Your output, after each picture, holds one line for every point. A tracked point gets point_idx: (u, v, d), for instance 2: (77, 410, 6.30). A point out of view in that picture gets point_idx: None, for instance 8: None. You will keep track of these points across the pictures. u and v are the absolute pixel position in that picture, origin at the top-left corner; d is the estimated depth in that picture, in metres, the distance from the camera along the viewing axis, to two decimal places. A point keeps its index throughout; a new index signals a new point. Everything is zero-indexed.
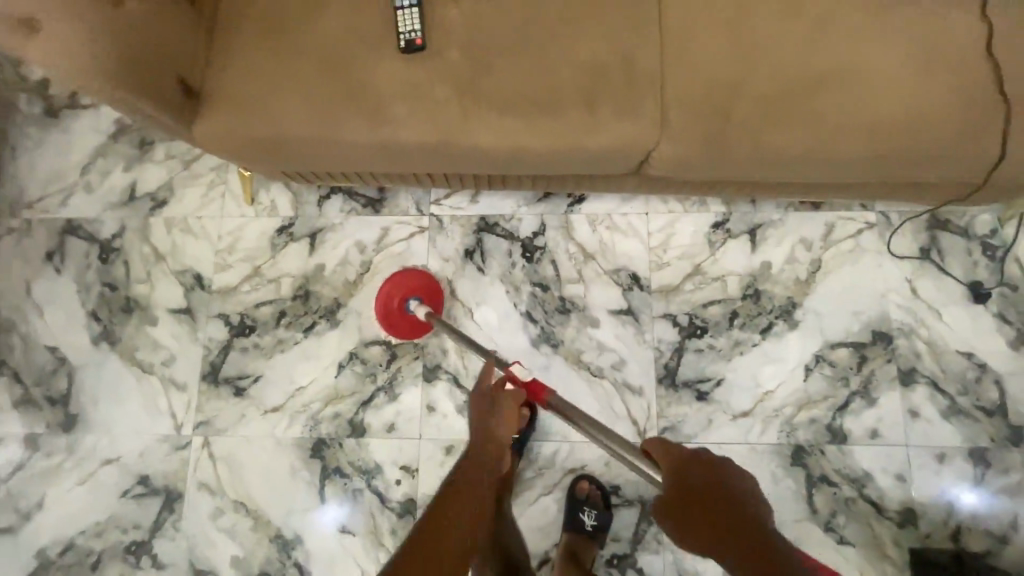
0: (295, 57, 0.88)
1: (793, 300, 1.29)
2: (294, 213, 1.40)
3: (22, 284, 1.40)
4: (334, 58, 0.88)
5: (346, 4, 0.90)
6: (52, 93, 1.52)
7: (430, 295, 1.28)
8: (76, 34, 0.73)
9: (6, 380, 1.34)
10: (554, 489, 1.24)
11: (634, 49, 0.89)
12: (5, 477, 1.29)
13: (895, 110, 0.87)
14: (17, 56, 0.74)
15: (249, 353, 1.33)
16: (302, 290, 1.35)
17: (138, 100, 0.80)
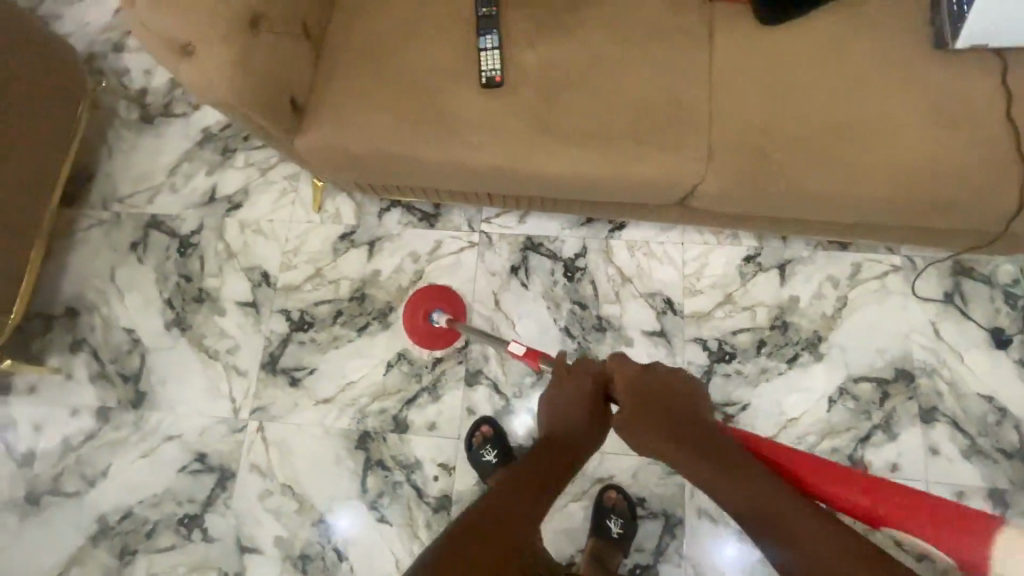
0: (388, 85, 1.01)
1: (819, 333, 1.36)
2: (355, 222, 1.53)
3: (108, 270, 1.54)
4: (421, 88, 1.01)
5: (436, 43, 1.03)
6: (150, 102, 1.70)
7: (449, 301, 1.40)
8: (222, 58, 0.86)
9: (86, 356, 1.47)
10: (583, 497, 1.30)
11: (689, 94, 0.99)
12: (76, 445, 1.41)
13: (916, 153, 0.97)
14: (169, 73, 0.87)
15: (307, 347, 1.44)
16: (357, 293, 1.47)
17: (258, 115, 0.93)
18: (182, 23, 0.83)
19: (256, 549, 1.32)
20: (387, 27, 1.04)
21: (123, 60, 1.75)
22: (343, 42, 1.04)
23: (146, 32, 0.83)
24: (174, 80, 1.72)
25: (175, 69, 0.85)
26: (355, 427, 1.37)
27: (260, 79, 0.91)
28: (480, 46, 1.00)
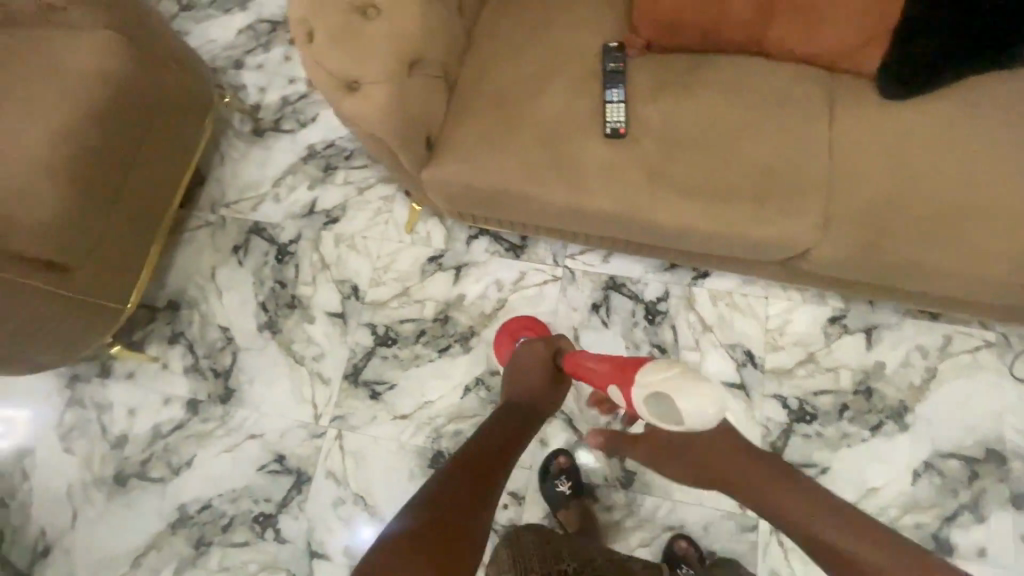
0: (515, 128, 1.08)
1: (905, 403, 1.34)
2: (445, 247, 1.60)
3: (209, 269, 1.64)
4: (547, 133, 1.07)
5: (562, 92, 1.09)
6: (261, 116, 1.82)
7: (534, 328, 1.44)
8: (382, 97, 0.92)
9: (183, 349, 1.56)
10: (652, 544, 1.31)
11: (806, 160, 1.02)
12: (166, 433, 1.48)
13: (995, 203, 0.99)
14: (331, 106, 0.95)
15: (388, 363, 1.50)
16: (441, 315, 1.52)
17: (399, 149, 1.00)
18: (354, 65, 0.91)
19: (324, 555, 1.36)
20: (518, 75, 1.11)
21: (241, 77, 1.89)
22: (476, 86, 1.11)
23: (317, 68, 0.92)
24: (285, 98, 1.84)
25: (338, 101, 0.93)
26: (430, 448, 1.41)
27: (410, 110, 0.97)
28: (607, 98, 1.05)
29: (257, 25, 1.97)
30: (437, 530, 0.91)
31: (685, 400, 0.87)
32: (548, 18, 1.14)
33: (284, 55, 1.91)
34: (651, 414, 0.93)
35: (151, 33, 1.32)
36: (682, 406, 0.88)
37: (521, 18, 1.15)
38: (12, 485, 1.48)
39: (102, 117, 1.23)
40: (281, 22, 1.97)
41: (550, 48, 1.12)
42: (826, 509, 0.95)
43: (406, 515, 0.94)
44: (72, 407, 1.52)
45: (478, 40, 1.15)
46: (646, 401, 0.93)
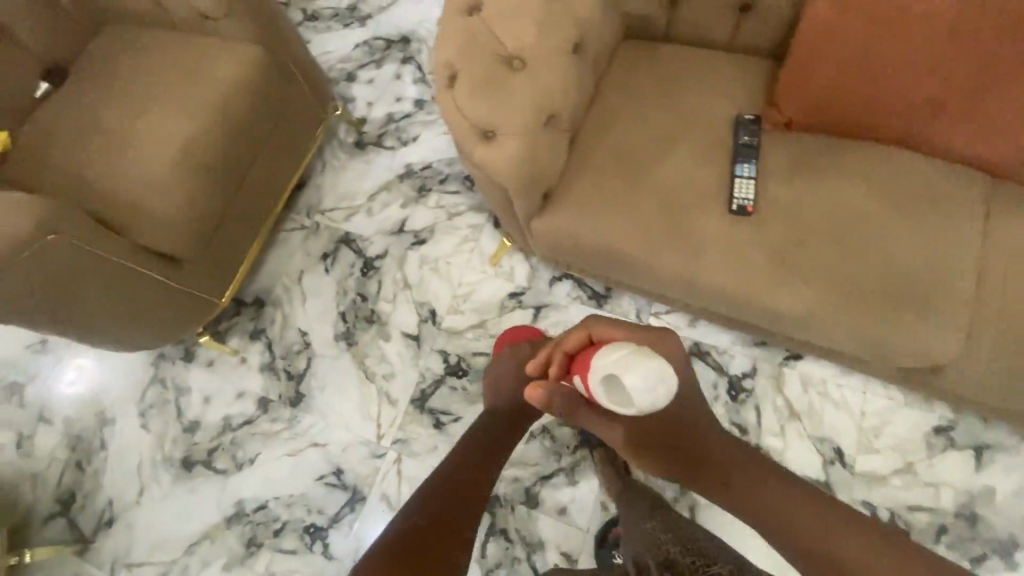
0: (635, 191, 1.05)
1: (1014, 538, 1.21)
2: (527, 285, 1.58)
3: (297, 272, 1.69)
4: (668, 201, 1.03)
5: (689, 159, 1.05)
6: (365, 130, 1.88)
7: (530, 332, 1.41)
8: (515, 148, 0.92)
9: (262, 346, 1.61)
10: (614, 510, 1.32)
11: (953, 268, 0.94)
12: (235, 426, 1.53)
13: None
14: (462, 152, 0.95)
15: (453, 394, 1.49)
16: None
17: (520, 199, 0.99)
18: (493, 115, 0.90)
19: None
20: (646, 136, 1.08)
21: (352, 89, 1.96)
22: (599, 141, 1.09)
23: (451, 111, 0.93)
24: (390, 115, 1.89)
25: (467, 147, 0.93)
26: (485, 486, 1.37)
27: (536, 162, 0.95)
28: (736, 172, 1.01)
29: (373, 41, 2.04)
30: (429, 536, 0.92)
31: (640, 380, 0.75)
32: (683, 82, 1.11)
33: (394, 73, 1.97)
34: (610, 400, 0.81)
35: (286, 45, 1.38)
36: (636, 385, 0.76)
37: (654, 77, 1.13)
38: (91, 450, 1.56)
39: (231, 122, 1.28)
40: (395, 40, 2.03)
41: (681, 112, 1.09)
42: (812, 508, 0.84)
43: (398, 519, 0.95)
44: (153, 385, 1.60)
45: (607, 94, 1.13)
46: (598, 385, 0.82)
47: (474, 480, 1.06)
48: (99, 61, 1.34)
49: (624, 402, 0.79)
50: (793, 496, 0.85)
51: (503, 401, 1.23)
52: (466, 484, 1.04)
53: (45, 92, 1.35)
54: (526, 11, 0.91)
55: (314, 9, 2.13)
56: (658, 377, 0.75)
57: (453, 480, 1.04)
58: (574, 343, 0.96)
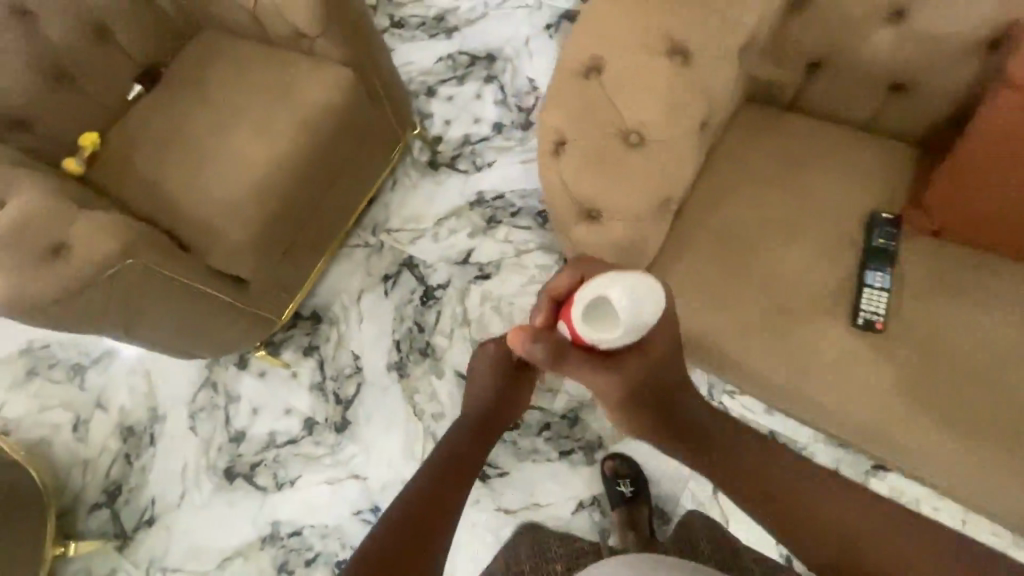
0: (744, 285, 0.93)
1: None
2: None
3: (357, 291, 1.66)
4: (781, 302, 0.92)
5: (811, 255, 0.93)
6: (440, 150, 1.82)
7: None
8: (623, 235, 0.83)
9: (313, 364, 1.58)
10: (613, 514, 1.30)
11: None
12: (279, 443, 1.51)
13: None
14: (562, 228, 0.87)
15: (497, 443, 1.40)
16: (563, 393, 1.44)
17: None
18: (604, 196, 0.82)
19: None
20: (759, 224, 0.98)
21: (430, 104, 1.90)
22: (707, 218, 0.98)
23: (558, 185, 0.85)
24: (467, 137, 1.83)
25: (571, 226, 0.86)
26: (514, 535, 1.32)
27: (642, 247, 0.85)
28: (867, 280, 0.89)
29: (458, 56, 1.98)
30: (408, 541, 0.87)
31: (626, 299, 0.72)
32: (812, 164, 0.99)
33: (475, 92, 1.91)
34: (602, 329, 0.76)
35: (376, 66, 1.33)
36: (622, 305, 0.72)
37: (779, 153, 1.00)
38: (140, 444, 1.58)
39: (316, 147, 1.24)
40: (481, 57, 1.96)
41: (806, 199, 0.97)
42: (785, 471, 0.85)
43: (380, 525, 0.90)
44: (206, 388, 1.60)
45: (724, 166, 1.01)
46: (589, 311, 0.76)
47: (453, 475, 1.00)
48: (193, 68, 1.32)
49: (612, 324, 0.76)
50: (764, 456, 0.87)
51: (483, 395, 1.15)
52: (448, 479, 0.99)
53: (138, 95, 1.33)
54: (659, 87, 0.82)
55: (400, 15, 2.09)
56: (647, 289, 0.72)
57: (434, 478, 0.99)
58: (564, 285, 0.82)
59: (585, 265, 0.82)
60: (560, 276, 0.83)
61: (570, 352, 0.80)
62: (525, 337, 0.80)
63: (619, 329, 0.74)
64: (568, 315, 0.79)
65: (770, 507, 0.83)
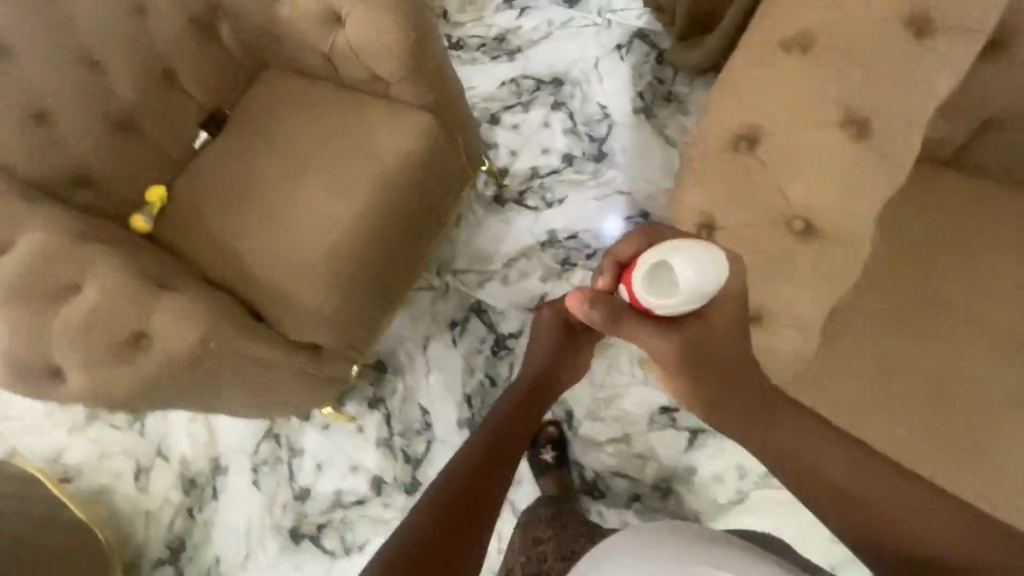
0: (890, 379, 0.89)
1: None
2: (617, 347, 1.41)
3: (422, 338, 1.56)
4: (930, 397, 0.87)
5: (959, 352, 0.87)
6: (507, 183, 1.71)
7: None
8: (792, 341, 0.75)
9: (379, 418, 1.50)
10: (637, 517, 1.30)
11: None
12: (346, 504, 1.44)
13: None
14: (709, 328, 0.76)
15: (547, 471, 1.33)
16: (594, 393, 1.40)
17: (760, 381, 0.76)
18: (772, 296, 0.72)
19: None
20: (916, 313, 0.89)
21: (494, 134, 1.81)
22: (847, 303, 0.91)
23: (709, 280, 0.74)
24: (535, 170, 1.72)
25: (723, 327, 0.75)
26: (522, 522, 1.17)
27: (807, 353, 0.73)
28: None
29: (521, 80, 1.87)
30: (457, 523, 0.74)
31: (690, 267, 0.66)
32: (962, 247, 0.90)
33: (542, 120, 1.79)
34: (665, 297, 0.68)
35: (456, 112, 1.24)
36: (687, 273, 0.66)
37: (930, 232, 0.91)
38: (201, 498, 1.52)
39: (395, 205, 1.17)
40: (547, 81, 1.85)
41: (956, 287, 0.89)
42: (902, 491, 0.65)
43: (424, 499, 0.77)
44: (268, 439, 1.53)
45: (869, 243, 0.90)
46: (650, 275, 0.69)
47: (497, 453, 0.87)
48: (261, 113, 1.23)
49: (671, 293, 0.68)
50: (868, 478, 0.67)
51: (536, 361, 1.03)
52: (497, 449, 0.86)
53: (204, 142, 1.25)
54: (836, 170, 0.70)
55: (459, 37, 1.99)
56: (714, 260, 0.66)
57: (478, 452, 0.86)
58: (628, 251, 0.75)
59: (653, 233, 0.75)
60: (627, 241, 0.76)
61: (627, 318, 0.71)
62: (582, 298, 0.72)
63: (678, 299, 0.67)
64: (627, 278, 0.72)
65: (829, 490, 0.67)
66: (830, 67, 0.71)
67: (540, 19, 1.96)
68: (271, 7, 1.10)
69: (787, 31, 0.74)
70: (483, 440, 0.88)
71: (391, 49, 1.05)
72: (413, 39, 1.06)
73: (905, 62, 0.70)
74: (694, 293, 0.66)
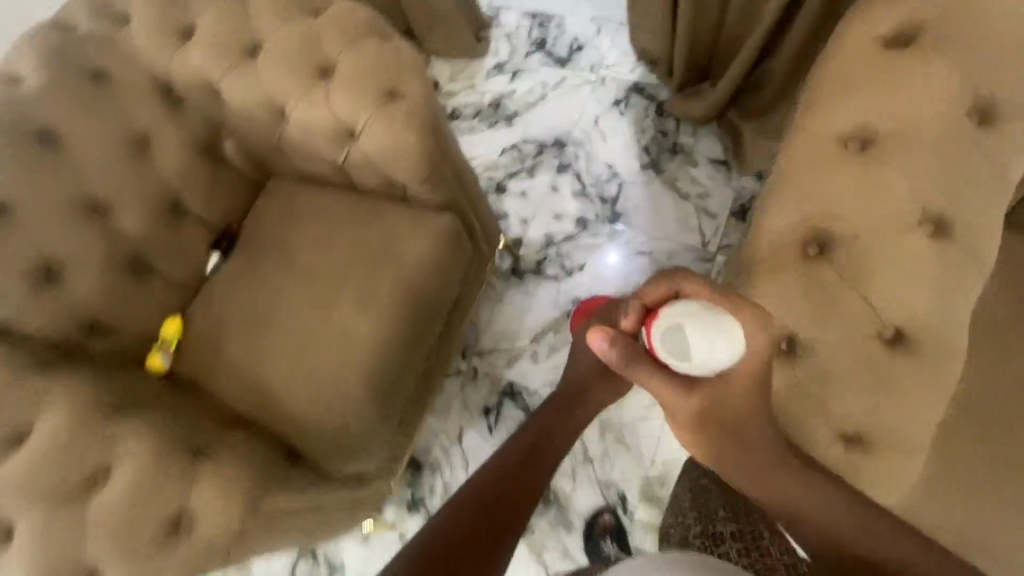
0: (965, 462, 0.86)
1: None
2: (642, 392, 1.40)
3: (457, 429, 1.50)
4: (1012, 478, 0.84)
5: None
6: (523, 254, 1.67)
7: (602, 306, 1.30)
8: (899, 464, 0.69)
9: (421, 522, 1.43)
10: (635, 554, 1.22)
11: None
12: None
13: None
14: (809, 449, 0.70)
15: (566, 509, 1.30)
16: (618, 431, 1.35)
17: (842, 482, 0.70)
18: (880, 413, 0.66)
19: None
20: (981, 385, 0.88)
21: (503, 202, 1.78)
22: None
23: (800, 398, 0.68)
24: (550, 236, 1.69)
25: (823, 447, 0.69)
26: None
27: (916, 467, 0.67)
28: None
29: (523, 145, 1.86)
30: (483, 520, 0.77)
31: (705, 335, 0.62)
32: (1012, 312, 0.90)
33: (550, 184, 1.77)
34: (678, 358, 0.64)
35: (474, 204, 1.21)
36: (701, 343, 0.62)
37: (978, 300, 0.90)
38: None
39: (427, 312, 1.13)
40: (549, 144, 1.84)
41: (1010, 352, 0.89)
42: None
43: (458, 497, 0.80)
44: (304, 559, 1.43)
45: None
46: (670, 335, 0.64)
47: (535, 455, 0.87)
48: (274, 228, 1.19)
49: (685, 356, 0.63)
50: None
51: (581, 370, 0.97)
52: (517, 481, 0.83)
53: (215, 264, 1.19)
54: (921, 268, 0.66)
55: (454, 107, 1.99)
56: (731, 330, 0.62)
57: (519, 454, 0.87)
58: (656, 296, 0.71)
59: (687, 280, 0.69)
60: (654, 285, 0.71)
61: (641, 364, 0.67)
62: (603, 340, 0.68)
63: (689, 368, 0.63)
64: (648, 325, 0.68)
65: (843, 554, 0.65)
66: (891, 161, 0.68)
67: (534, 83, 1.96)
68: (278, 125, 1.06)
69: (842, 124, 0.71)
70: (525, 446, 0.88)
71: (411, 157, 1.02)
72: (432, 143, 1.03)
73: (970, 150, 0.66)
74: (709, 362, 0.62)
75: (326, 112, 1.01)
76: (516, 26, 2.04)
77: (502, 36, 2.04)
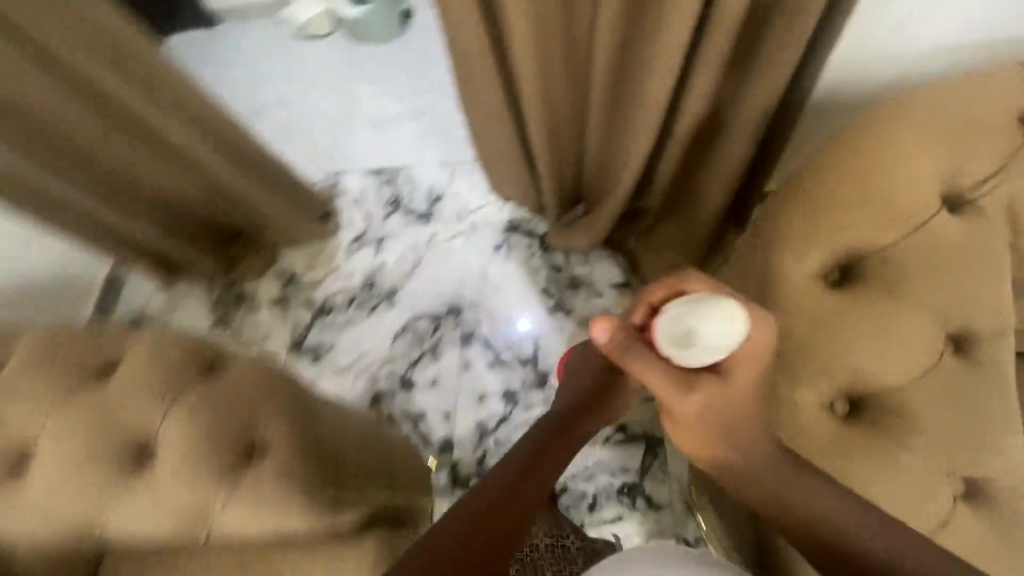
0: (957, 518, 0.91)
1: None
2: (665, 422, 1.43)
3: None
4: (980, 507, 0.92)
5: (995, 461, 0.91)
6: (459, 456, 1.51)
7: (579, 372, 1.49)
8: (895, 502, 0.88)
9: None
10: None
11: None
12: None
13: None
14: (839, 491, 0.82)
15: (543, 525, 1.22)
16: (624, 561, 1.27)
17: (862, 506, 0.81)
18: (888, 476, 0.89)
19: None
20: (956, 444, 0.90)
21: (415, 400, 1.57)
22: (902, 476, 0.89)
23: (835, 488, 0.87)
24: (481, 424, 1.53)
25: None
26: None
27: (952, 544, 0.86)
28: None
29: (414, 323, 1.66)
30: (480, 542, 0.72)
31: (707, 321, 0.74)
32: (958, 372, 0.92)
33: (460, 362, 1.60)
34: (680, 344, 0.75)
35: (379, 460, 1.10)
36: (701, 328, 0.74)
37: (931, 372, 0.92)
38: None
39: None
40: (443, 315, 1.66)
41: (968, 400, 0.91)
42: None
43: (459, 503, 0.78)
44: None
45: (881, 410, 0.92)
46: (669, 326, 0.77)
47: (537, 466, 0.87)
48: None
49: (686, 345, 0.75)
50: None
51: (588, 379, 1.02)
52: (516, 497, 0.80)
53: None
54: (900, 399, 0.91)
55: (322, 299, 1.73)
56: (737, 318, 0.73)
57: (515, 468, 0.85)
58: (661, 295, 0.84)
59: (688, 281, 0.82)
60: (660, 288, 0.84)
61: (641, 354, 0.78)
62: (604, 332, 0.83)
63: (687, 355, 0.74)
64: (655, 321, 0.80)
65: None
66: (892, 412, 0.93)
67: (403, 247, 1.77)
68: (128, 518, 0.91)
69: (824, 346, 0.92)
70: (516, 470, 0.85)
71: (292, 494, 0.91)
72: (320, 464, 0.94)
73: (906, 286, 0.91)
74: (711, 350, 0.73)
75: (181, 490, 0.90)
76: (363, 188, 1.85)
77: (350, 204, 1.83)
